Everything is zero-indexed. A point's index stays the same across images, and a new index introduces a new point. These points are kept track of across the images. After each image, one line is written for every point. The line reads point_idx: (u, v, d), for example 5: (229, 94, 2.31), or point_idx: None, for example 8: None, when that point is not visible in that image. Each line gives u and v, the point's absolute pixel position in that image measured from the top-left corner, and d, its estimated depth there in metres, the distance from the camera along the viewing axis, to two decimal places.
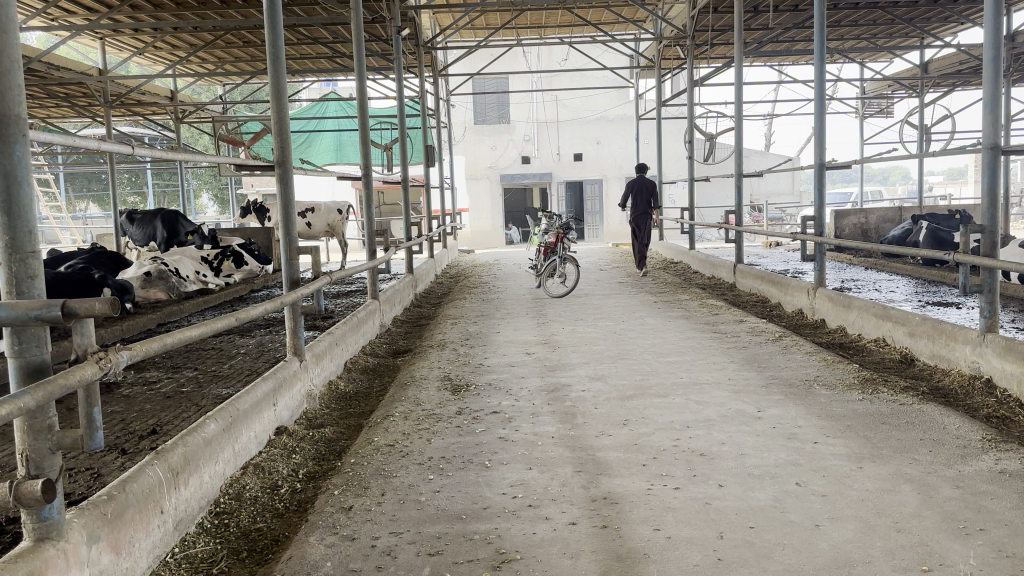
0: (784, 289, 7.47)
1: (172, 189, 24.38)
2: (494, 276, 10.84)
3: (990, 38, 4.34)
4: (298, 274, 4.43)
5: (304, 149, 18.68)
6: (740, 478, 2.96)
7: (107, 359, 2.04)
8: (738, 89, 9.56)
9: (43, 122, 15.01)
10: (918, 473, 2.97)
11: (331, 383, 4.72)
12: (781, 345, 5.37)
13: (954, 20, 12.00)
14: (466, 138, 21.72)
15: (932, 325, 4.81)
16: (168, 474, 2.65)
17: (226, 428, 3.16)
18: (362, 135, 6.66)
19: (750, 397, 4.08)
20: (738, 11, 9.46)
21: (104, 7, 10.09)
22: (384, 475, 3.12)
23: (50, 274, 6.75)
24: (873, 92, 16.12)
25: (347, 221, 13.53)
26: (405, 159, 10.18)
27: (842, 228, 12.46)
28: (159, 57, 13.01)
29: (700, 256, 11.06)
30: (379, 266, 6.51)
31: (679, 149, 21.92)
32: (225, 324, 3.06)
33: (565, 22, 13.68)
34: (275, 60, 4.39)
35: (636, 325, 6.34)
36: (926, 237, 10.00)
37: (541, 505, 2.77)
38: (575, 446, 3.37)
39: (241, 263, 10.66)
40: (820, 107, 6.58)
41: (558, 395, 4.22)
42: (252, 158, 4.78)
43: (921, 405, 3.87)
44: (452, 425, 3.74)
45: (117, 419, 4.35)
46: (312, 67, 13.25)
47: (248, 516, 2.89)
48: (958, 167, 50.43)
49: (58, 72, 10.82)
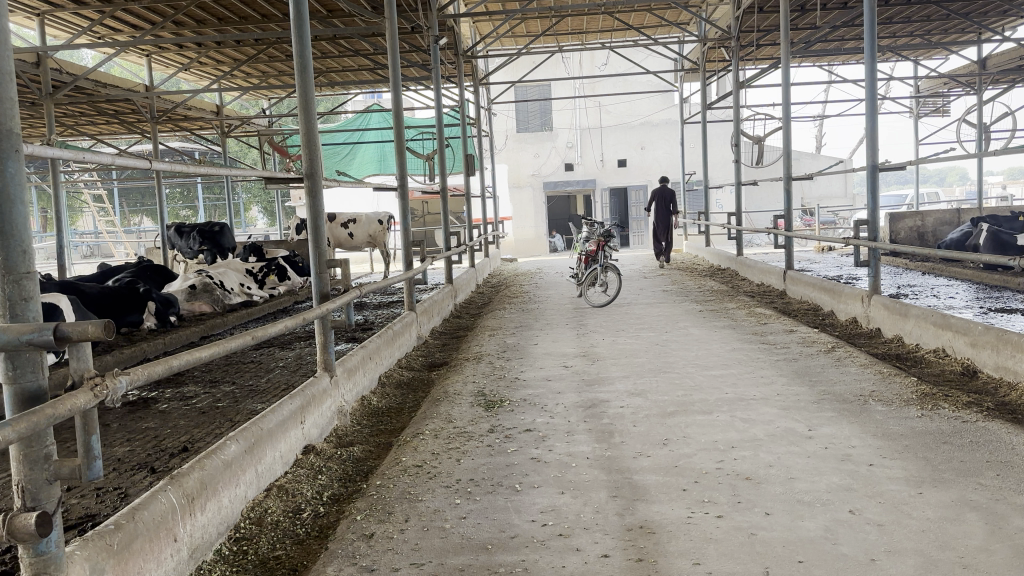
0: (837, 297, 7.16)
1: (221, 204, 24.85)
2: (537, 285, 10.67)
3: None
4: (327, 288, 4.33)
5: (348, 161, 18.75)
6: (788, 506, 2.75)
7: (103, 386, 1.95)
8: (785, 89, 9.22)
9: (95, 139, 15.35)
10: (985, 500, 2.72)
11: (363, 399, 4.61)
12: (833, 357, 5.10)
13: (1013, 14, 11.48)
14: (509, 146, 21.68)
15: (997, 335, 4.52)
16: (183, 500, 2.55)
17: (249, 449, 3.06)
18: (397, 144, 6.53)
19: (800, 415, 3.84)
20: (784, 8, 9.11)
21: (148, 24, 10.24)
22: (410, 499, 2.98)
23: (97, 290, 6.91)
24: (927, 90, 15.55)
25: (388, 232, 13.46)
26: (444, 169, 10.01)
27: (897, 231, 12.01)
28: (204, 72, 13.19)
29: (747, 261, 10.76)
30: (416, 277, 6.38)
31: (727, 153, 21.56)
32: (241, 341, 2.96)
33: (608, 27, 13.46)
34: (303, 70, 4.32)
35: (680, 336, 6.11)
36: (987, 241, 9.55)
37: (572, 534, 2.61)
38: (612, 469, 3.19)
39: (285, 276, 10.66)
40: (871, 106, 6.27)
41: (596, 412, 4.04)
42: (281, 172, 4.70)
43: (986, 423, 3.59)
44: (483, 444, 3.60)
45: (149, 435, 4.30)
46: (354, 78, 13.26)
47: (267, 543, 2.77)
48: (1017, 167, 48.98)
49: (105, 90, 11.04)
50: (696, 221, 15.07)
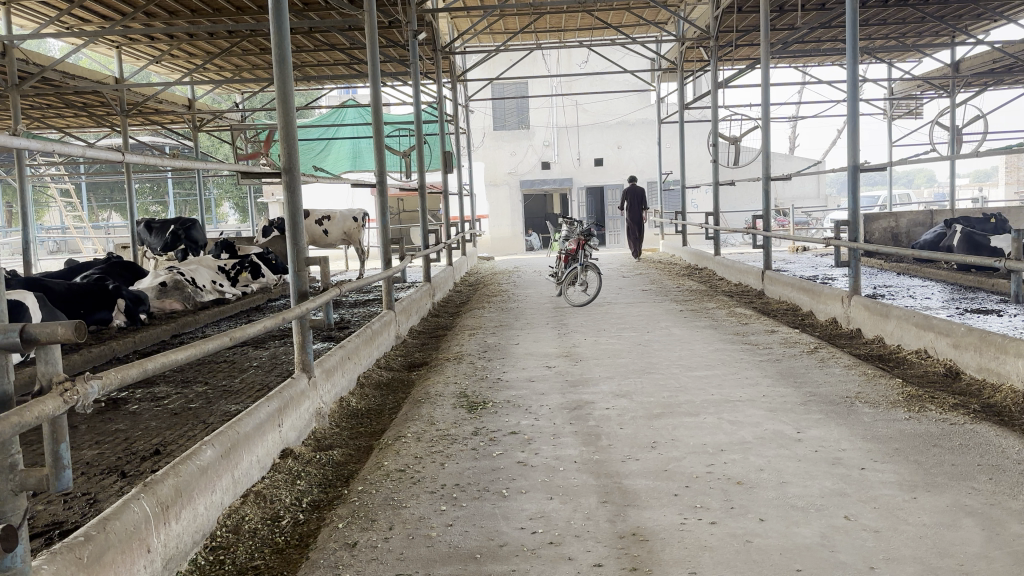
0: (816, 298, 7.17)
1: (192, 199, 24.49)
2: (515, 284, 10.59)
3: None
4: (306, 287, 4.21)
5: (322, 158, 18.49)
6: (783, 511, 2.69)
7: (74, 391, 1.83)
8: (764, 88, 9.21)
9: (62, 132, 15.03)
10: (980, 504, 2.68)
11: (342, 400, 4.49)
12: (817, 358, 5.07)
13: (987, 17, 11.61)
14: (486, 144, 21.56)
15: (979, 337, 4.52)
16: (156, 508, 2.43)
17: (225, 454, 2.94)
18: (376, 140, 6.40)
19: (788, 416, 3.80)
20: (764, 7, 9.10)
21: (118, 15, 9.98)
22: (394, 506, 2.88)
23: (64, 286, 6.73)
24: (901, 92, 15.70)
25: (363, 229, 13.30)
26: (422, 165, 9.85)
27: (872, 232, 12.09)
28: (176, 65, 12.93)
29: (725, 260, 10.76)
30: (395, 275, 6.26)
31: (703, 153, 21.65)
32: (217, 343, 2.84)
33: (586, 25, 13.41)
34: (281, 63, 4.18)
35: (662, 336, 6.07)
36: (961, 242, 9.64)
37: (563, 542, 2.53)
38: (600, 473, 3.12)
39: (258, 274, 10.49)
40: (853, 106, 6.26)
41: (581, 414, 3.97)
42: (257, 167, 4.55)
43: (974, 425, 3.57)
44: (467, 447, 3.50)
45: (120, 437, 4.16)
46: (330, 73, 13.09)
47: (245, 552, 2.66)
48: (984, 168, 49.80)
49: (74, 82, 10.79)
50: (672, 221, 15.06)
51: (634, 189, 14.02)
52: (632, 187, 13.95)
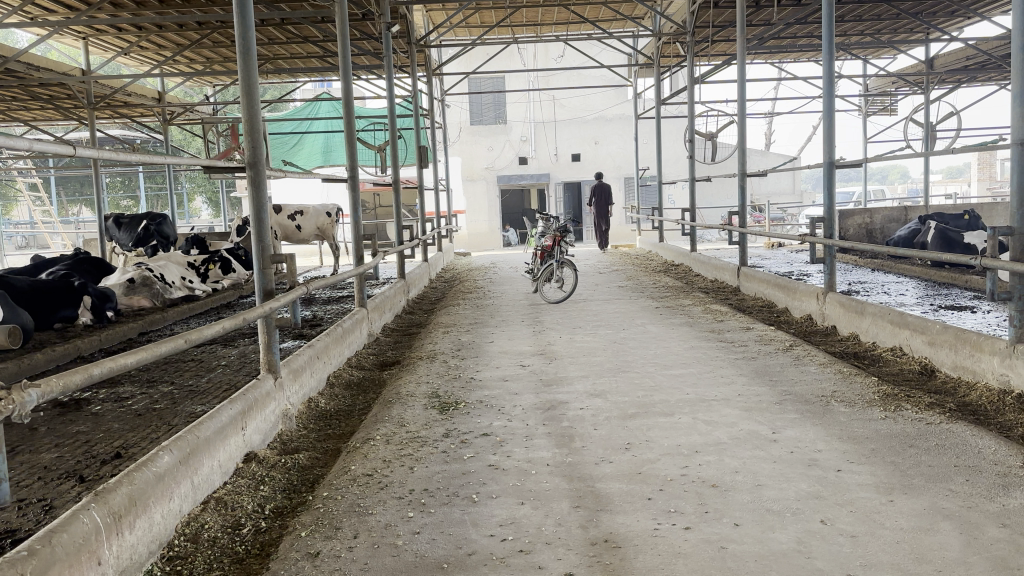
0: (792, 294, 7.14)
1: (163, 194, 24.14)
2: (491, 281, 10.51)
3: (1017, 44, 4.04)
4: (271, 285, 4.09)
5: (295, 153, 18.25)
6: (757, 515, 2.63)
7: (9, 400, 1.75)
8: (740, 84, 9.16)
9: (29, 126, 14.70)
10: (958, 508, 2.64)
11: (310, 401, 4.38)
12: (793, 356, 5.03)
13: (961, 14, 11.67)
14: (462, 139, 21.42)
15: (955, 335, 4.49)
16: (108, 519, 2.32)
17: (184, 459, 2.84)
18: (347, 135, 6.27)
19: (764, 416, 3.75)
20: (741, 1, 9.04)
21: (83, 5, 9.75)
22: (359, 513, 2.79)
23: (27, 284, 6.51)
24: (877, 89, 15.75)
25: (337, 224, 13.12)
26: (397, 160, 9.59)
27: (847, 228, 12.13)
28: (145, 57, 12.70)
29: (702, 257, 10.73)
30: (367, 271, 6.13)
31: (679, 149, 21.70)
32: (172, 346, 2.73)
33: (562, 19, 13.34)
34: (245, 55, 4.04)
35: (637, 334, 6.01)
36: (935, 238, 9.70)
37: (533, 550, 2.45)
38: (573, 476, 3.04)
39: (228, 269, 10.31)
40: (829, 100, 6.21)
41: (555, 415, 3.88)
42: (222, 161, 4.38)
43: (951, 424, 3.54)
44: (437, 451, 3.41)
45: (79, 440, 4.02)
46: (303, 66, 12.92)
47: (204, 562, 2.55)
48: (956, 167, 50.48)
49: (39, 74, 10.55)
50: (649, 216, 15.02)
51: (603, 184, 14.07)
52: (600, 183, 14.03)
